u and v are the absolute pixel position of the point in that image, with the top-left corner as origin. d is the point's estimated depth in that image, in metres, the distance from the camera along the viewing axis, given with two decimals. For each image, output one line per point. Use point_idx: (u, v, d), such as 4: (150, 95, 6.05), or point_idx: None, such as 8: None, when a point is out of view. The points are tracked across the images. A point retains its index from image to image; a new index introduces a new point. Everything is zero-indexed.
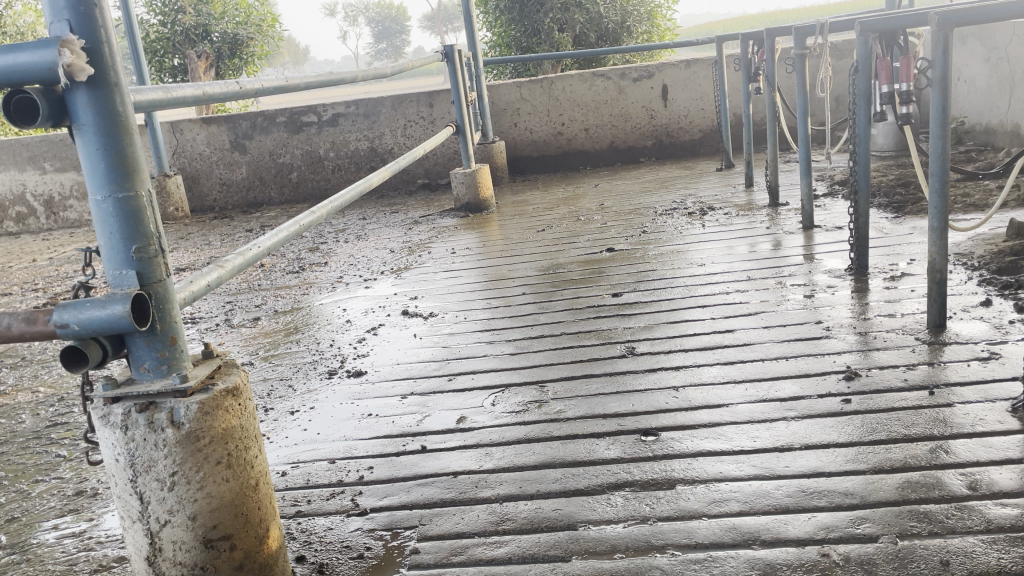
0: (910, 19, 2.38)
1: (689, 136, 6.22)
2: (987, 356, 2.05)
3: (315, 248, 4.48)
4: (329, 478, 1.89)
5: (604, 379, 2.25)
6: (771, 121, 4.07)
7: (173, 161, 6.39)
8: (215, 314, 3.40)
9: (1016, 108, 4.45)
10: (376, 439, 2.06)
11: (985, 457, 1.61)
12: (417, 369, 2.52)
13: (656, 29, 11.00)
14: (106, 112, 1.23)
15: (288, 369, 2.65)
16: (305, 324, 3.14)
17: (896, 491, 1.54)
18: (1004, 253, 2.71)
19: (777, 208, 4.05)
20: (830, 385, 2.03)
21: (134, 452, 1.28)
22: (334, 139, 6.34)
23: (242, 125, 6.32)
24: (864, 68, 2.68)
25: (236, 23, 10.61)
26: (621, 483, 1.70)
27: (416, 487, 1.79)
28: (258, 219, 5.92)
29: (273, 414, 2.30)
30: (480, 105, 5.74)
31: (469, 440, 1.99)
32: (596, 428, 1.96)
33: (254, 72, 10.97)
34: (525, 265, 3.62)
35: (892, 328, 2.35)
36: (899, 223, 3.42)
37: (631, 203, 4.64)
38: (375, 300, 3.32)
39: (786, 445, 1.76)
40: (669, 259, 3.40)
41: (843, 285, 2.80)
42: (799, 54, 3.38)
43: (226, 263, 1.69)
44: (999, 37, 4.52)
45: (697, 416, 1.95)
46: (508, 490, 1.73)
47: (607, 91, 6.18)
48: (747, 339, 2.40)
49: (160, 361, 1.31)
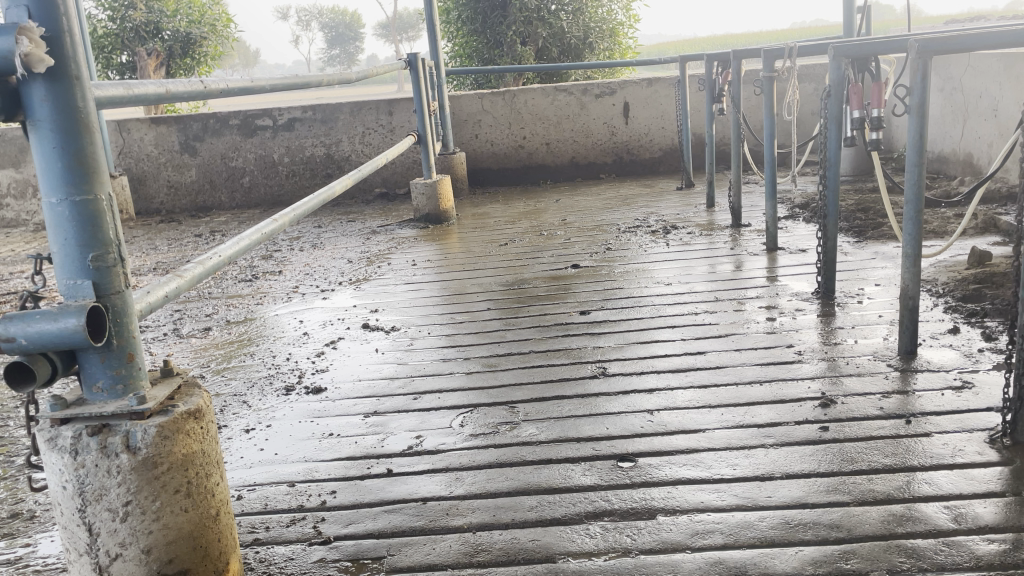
0: (885, 46, 2.38)
1: (649, 154, 6.24)
2: (961, 385, 2.05)
3: (268, 256, 4.34)
4: (288, 503, 1.78)
5: (577, 401, 2.19)
6: (736, 141, 4.09)
7: (119, 161, 6.16)
8: (162, 323, 3.25)
9: (968, 137, 4.55)
10: (339, 461, 1.96)
11: (968, 490, 1.59)
12: (379, 386, 2.42)
13: (618, 47, 11.07)
14: (66, 108, 1.12)
15: (242, 384, 2.52)
16: (259, 335, 3.01)
17: (881, 525, 1.51)
18: (967, 281, 2.75)
19: (740, 229, 4.06)
20: (806, 412, 2.00)
21: (83, 480, 1.16)
22: (289, 144, 6.19)
23: (193, 127, 6.12)
24: (836, 94, 2.68)
25: (189, 22, 10.33)
26: (600, 512, 1.63)
27: (383, 514, 1.70)
28: (207, 223, 5.73)
29: (227, 432, 2.18)
30: (441, 116, 5.66)
31: (437, 464, 1.90)
32: (570, 452, 1.90)
33: (207, 72, 10.69)
34: (488, 279, 3.55)
35: (862, 353, 2.35)
36: (861, 247, 3.45)
37: (594, 219, 4.61)
38: (333, 312, 3.21)
39: (767, 473, 1.72)
40: (634, 277, 3.37)
41: (810, 308, 2.80)
42: (767, 76, 3.40)
43: (185, 272, 1.59)
44: (953, 69, 4.64)
45: (673, 442, 1.90)
46: (481, 519, 1.65)
47: (569, 105, 6.17)
48: (719, 361, 2.37)
49: (116, 379, 1.20)
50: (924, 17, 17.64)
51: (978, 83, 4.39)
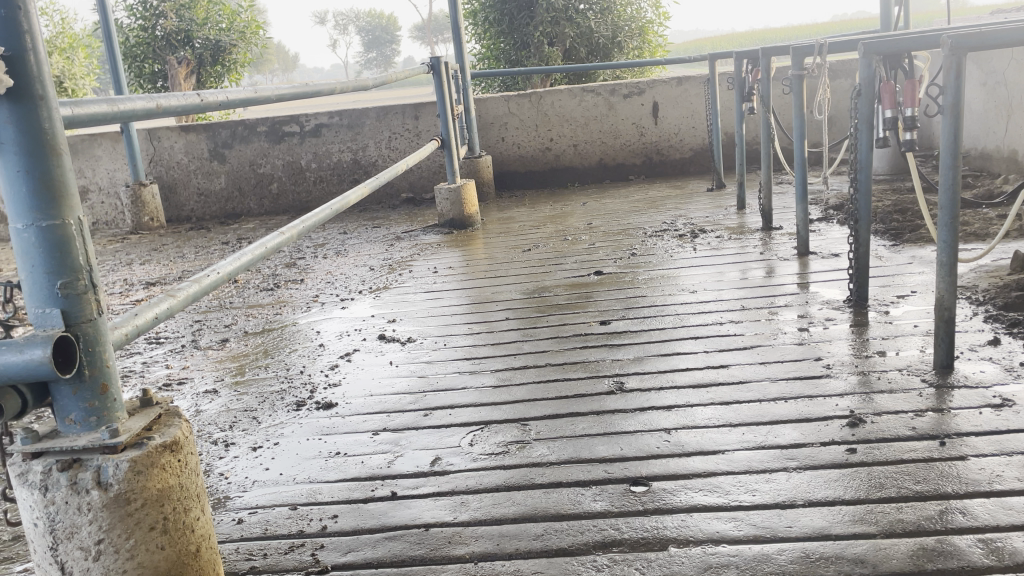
0: (921, 43, 2.24)
1: (679, 154, 6.11)
2: (1000, 403, 1.92)
3: (291, 264, 4.32)
4: (288, 528, 1.72)
5: (591, 419, 2.10)
6: (765, 142, 3.95)
7: (150, 169, 6.22)
8: (181, 334, 3.24)
9: (1013, 133, 4.35)
10: (343, 483, 1.90)
11: (1006, 521, 1.47)
12: (391, 402, 2.36)
13: (647, 45, 10.90)
14: (30, 130, 1.08)
15: (254, 399, 2.48)
16: (277, 347, 2.98)
17: (908, 560, 1.40)
18: (1009, 287, 2.60)
19: (770, 232, 3.93)
20: (832, 432, 1.89)
21: (54, 517, 1.12)
22: (316, 149, 6.19)
23: (221, 134, 6.15)
24: (866, 93, 2.56)
25: (219, 30, 10.48)
26: (608, 542, 1.55)
27: (383, 541, 1.63)
28: (235, 230, 5.76)
29: (233, 451, 2.13)
30: (466, 119, 5.61)
31: (443, 486, 1.83)
32: (582, 475, 1.82)
33: (238, 79, 10.81)
34: (509, 287, 3.47)
35: (894, 367, 2.22)
36: (897, 251, 3.30)
37: (620, 222, 4.52)
38: (351, 323, 3.17)
39: (788, 501, 1.62)
40: (659, 285, 3.27)
41: (842, 318, 2.68)
42: (797, 74, 3.27)
43: (179, 292, 1.53)
44: (997, 63, 4.46)
45: (690, 465, 1.80)
46: (483, 548, 1.57)
47: (596, 106, 6.07)
48: (743, 376, 2.26)
49: (89, 412, 1.15)
50: (967, 7, 17.15)
51: None
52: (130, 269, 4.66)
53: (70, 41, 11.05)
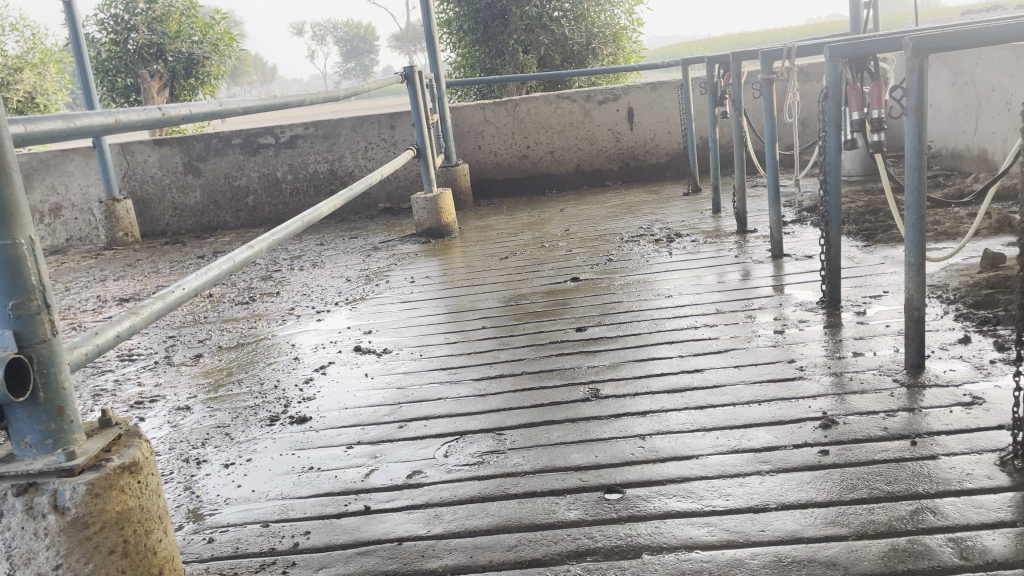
0: (885, 44, 2.25)
1: (655, 159, 6.14)
2: (970, 401, 1.93)
3: (267, 276, 4.29)
4: (259, 546, 1.70)
5: (567, 427, 2.10)
6: (737, 145, 3.97)
7: (123, 184, 6.16)
8: (154, 351, 3.20)
9: (982, 132, 4.40)
10: (316, 498, 1.88)
11: (976, 519, 1.47)
12: (366, 414, 2.34)
13: (622, 51, 10.96)
14: None
15: (227, 415, 2.45)
16: (252, 361, 2.96)
17: (880, 561, 1.40)
18: (979, 286, 2.62)
19: (745, 235, 3.95)
20: (805, 434, 1.89)
21: (10, 543, 1.10)
22: (292, 161, 6.17)
23: (196, 147, 6.11)
24: (833, 96, 2.58)
25: (192, 42, 10.42)
26: (582, 551, 1.54)
27: (355, 557, 1.62)
28: (210, 244, 5.71)
29: (206, 468, 2.11)
30: (442, 127, 5.60)
31: (417, 499, 1.82)
32: (557, 483, 1.81)
33: (212, 92, 10.76)
34: (487, 296, 3.47)
35: (867, 367, 2.23)
36: (870, 252, 3.33)
37: (597, 228, 4.53)
38: (327, 335, 3.14)
39: (762, 505, 1.62)
40: (635, 290, 3.27)
41: (815, 319, 2.69)
42: (766, 78, 3.29)
43: (143, 309, 1.50)
44: (965, 63, 4.52)
45: (664, 471, 1.80)
46: (457, 561, 1.56)
47: (572, 113, 6.09)
48: (717, 379, 2.26)
49: (44, 435, 1.13)
50: (937, 10, 17.36)
51: (989, 77, 4.26)
52: (103, 285, 4.61)
53: (41, 57, 10.95)
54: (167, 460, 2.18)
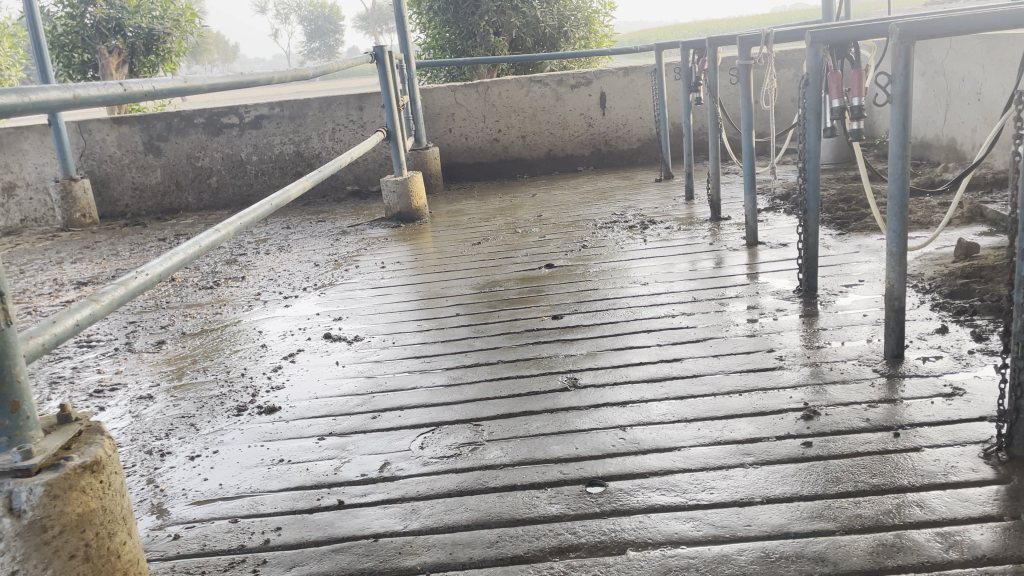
0: (867, 31, 2.22)
1: (627, 145, 6.11)
2: (951, 392, 1.92)
3: (232, 260, 4.18)
4: (228, 543, 1.63)
5: (545, 417, 2.05)
6: (712, 131, 3.94)
7: (80, 164, 5.96)
8: (114, 337, 3.09)
9: (952, 122, 4.43)
10: (287, 492, 1.81)
11: (963, 513, 1.46)
12: (337, 404, 2.27)
13: (594, 35, 10.88)
14: None
15: (191, 405, 2.36)
16: (217, 348, 2.86)
17: (869, 557, 1.38)
18: (955, 275, 2.63)
19: (719, 222, 3.93)
20: (787, 426, 1.87)
21: None
22: (256, 142, 6.03)
23: (156, 126, 5.93)
24: (814, 83, 2.55)
25: (153, 18, 10.12)
26: (565, 547, 1.50)
27: (329, 554, 1.55)
28: (172, 226, 5.55)
29: (170, 461, 2.02)
30: (412, 109, 5.49)
31: (392, 493, 1.76)
32: (537, 476, 1.76)
33: (173, 69, 10.49)
34: (459, 282, 3.41)
35: (846, 357, 2.22)
36: (844, 240, 3.33)
37: (570, 214, 4.48)
38: (295, 322, 3.06)
39: (747, 498, 1.59)
40: (610, 277, 3.23)
41: (792, 308, 2.67)
42: (744, 64, 3.25)
43: (103, 297, 1.41)
44: (936, 52, 4.53)
45: (646, 463, 1.76)
46: (436, 558, 1.51)
47: (544, 97, 6.02)
48: (696, 369, 2.24)
49: None
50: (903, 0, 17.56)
51: (960, 67, 4.28)
52: (60, 268, 4.45)
53: None
54: (129, 453, 2.09)
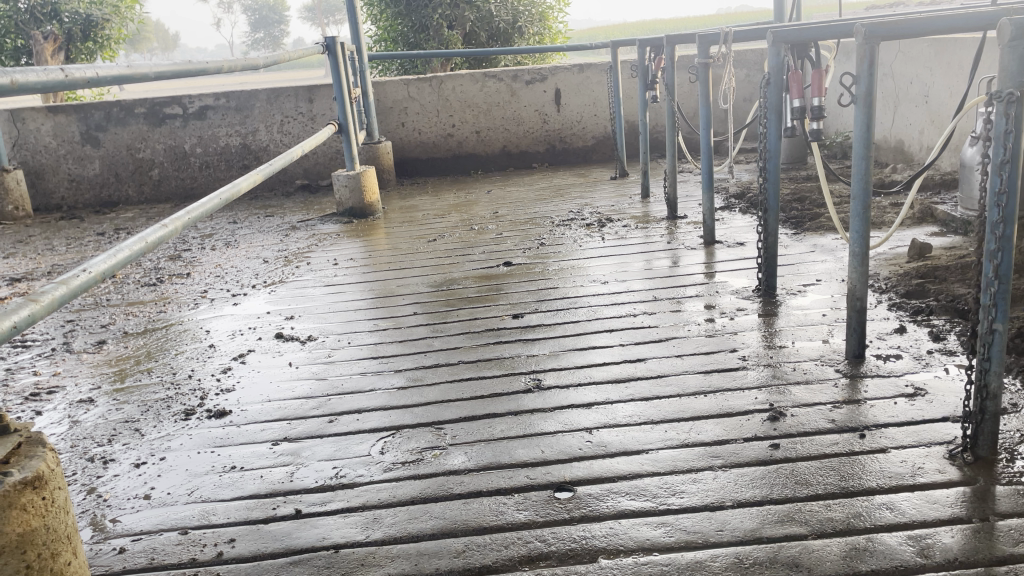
0: (828, 32, 2.23)
1: (581, 142, 6.10)
2: (913, 392, 1.94)
3: (176, 256, 4.03)
4: (177, 556, 1.54)
5: (509, 420, 2.00)
6: (669, 130, 3.93)
7: (13, 154, 5.69)
8: (50, 336, 2.94)
9: (900, 124, 4.53)
10: (241, 501, 1.73)
11: (933, 516, 1.46)
12: (291, 407, 2.18)
13: (547, 31, 10.84)
14: None
15: (136, 409, 2.25)
16: (162, 348, 2.74)
17: (841, 562, 1.36)
18: (909, 275, 2.67)
19: (675, 221, 3.94)
20: (754, 427, 1.85)
21: None
22: (201, 133, 5.84)
23: (94, 115, 5.69)
24: (774, 82, 2.54)
25: (91, 3, 9.74)
26: (535, 556, 1.45)
27: (287, 567, 1.48)
28: (111, 220, 5.34)
29: (114, 469, 1.91)
30: (364, 103, 5.38)
31: (353, 501, 1.69)
32: (503, 482, 1.71)
33: (112, 57, 10.12)
34: (415, 279, 3.34)
35: (808, 357, 2.22)
36: (799, 240, 3.36)
37: (527, 211, 4.44)
38: (245, 321, 2.95)
39: (717, 502, 1.57)
40: (569, 275, 3.20)
41: (752, 307, 2.67)
42: (702, 63, 3.25)
43: (43, 297, 1.31)
44: (885, 55, 4.62)
45: (614, 467, 1.73)
46: (400, 569, 1.45)
47: (499, 92, 5.96)
48: (661, 369, 2.21)
49: None
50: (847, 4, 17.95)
51: (908, 71, 4.36)
52: None
53: None
54: (68, 461, 1.97)
